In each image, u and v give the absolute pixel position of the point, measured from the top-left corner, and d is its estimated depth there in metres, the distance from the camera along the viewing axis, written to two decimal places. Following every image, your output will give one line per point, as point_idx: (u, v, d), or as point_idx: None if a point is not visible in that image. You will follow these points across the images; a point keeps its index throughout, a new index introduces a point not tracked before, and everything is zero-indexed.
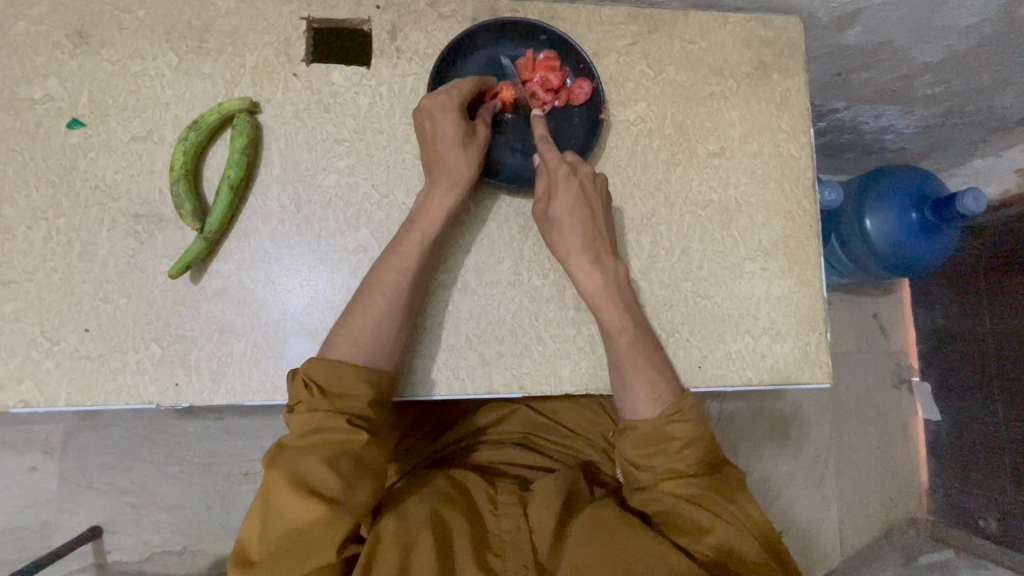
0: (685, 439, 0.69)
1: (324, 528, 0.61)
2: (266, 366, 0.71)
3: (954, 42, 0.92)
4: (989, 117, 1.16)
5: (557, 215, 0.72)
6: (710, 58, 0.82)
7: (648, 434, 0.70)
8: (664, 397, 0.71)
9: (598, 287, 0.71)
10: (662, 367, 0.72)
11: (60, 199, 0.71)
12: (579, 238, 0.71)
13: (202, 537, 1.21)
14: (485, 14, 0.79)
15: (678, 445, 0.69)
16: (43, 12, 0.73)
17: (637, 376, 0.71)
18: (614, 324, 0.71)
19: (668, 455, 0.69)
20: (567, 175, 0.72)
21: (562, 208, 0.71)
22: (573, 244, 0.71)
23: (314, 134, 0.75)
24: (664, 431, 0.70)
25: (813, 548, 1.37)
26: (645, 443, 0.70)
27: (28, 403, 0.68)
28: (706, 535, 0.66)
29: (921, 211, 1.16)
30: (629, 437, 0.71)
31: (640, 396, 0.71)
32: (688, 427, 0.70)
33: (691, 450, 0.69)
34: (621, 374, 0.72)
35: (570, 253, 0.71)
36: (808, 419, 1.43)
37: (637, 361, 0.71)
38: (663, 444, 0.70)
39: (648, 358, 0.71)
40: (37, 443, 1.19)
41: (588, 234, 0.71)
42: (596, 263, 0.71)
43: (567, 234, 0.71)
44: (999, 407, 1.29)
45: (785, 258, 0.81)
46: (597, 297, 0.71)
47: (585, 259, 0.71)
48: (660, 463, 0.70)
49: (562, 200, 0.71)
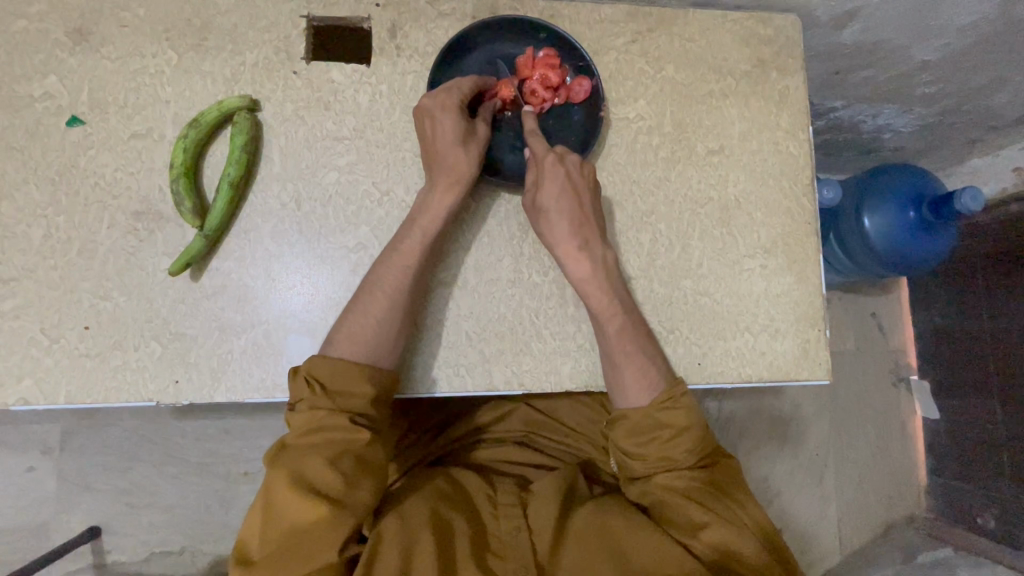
0: (678, 426, 0.69)
1: (324, 527, 0.61)
2: (266, 364, 0.71)
3: (950, 42, 0.92)
4: (986, 116, 1.17)
5: (545, 203, 0.71)
6: (709, 55, 0.83)
7: (639, 422, 0.70)
8: (655, 383, 0.71)
9: (586, 274, 0.71)
10: (653, 354, 0.72)
11: (60, 197, 0.71)
12: (566, 224, 0.71)
13: (202, 537, 1.20)
14: (485, 11, 0.79)
15: (669, 433, 0.69)
16: (42, 9, 0.73)
17: (627, 362, 0.70)
18: (604, 310, 0.71)
19: (661, 442, 0.69)
20: (553, 163, 0.72)
21: (550, 195, 0.71)
22: (560, 231, 0.71)
23: (314, 131, 0.75)
24: (657, 418, 0.70)
25: (812, 546, 1.38)
26: (637, 432, 0.70)
27: (28, 400, 0.68)
28: (703, 532, 0.66)
29: (919, 209, 1.16)
30: (622, 425, 0.71)
31: (631, 383, 0.71)
32: (679, 413, 0.70)
33: (683, 436, 0.70)
34: (612, 361, 0.71)
35: (557, 241, 0.71)
36: (806, 417, 1.43)
37: (627, 348, 0.71)
38: (655, 431, 0.70)
39: (638, 344, 0.71)
40: (35, 443, 1.19)
41: (575, 220, 0.71)
42: (584, 249, 0.71)
43: (555, 222, 0.71)
44: (999, 405, 1.29)
45: (784, 256, 0.81)
46: (584, 283, 0.71)
47: (572, 244, 0.71)
48: (653, 452, 0.70)
49: (549, 189, 0.71)
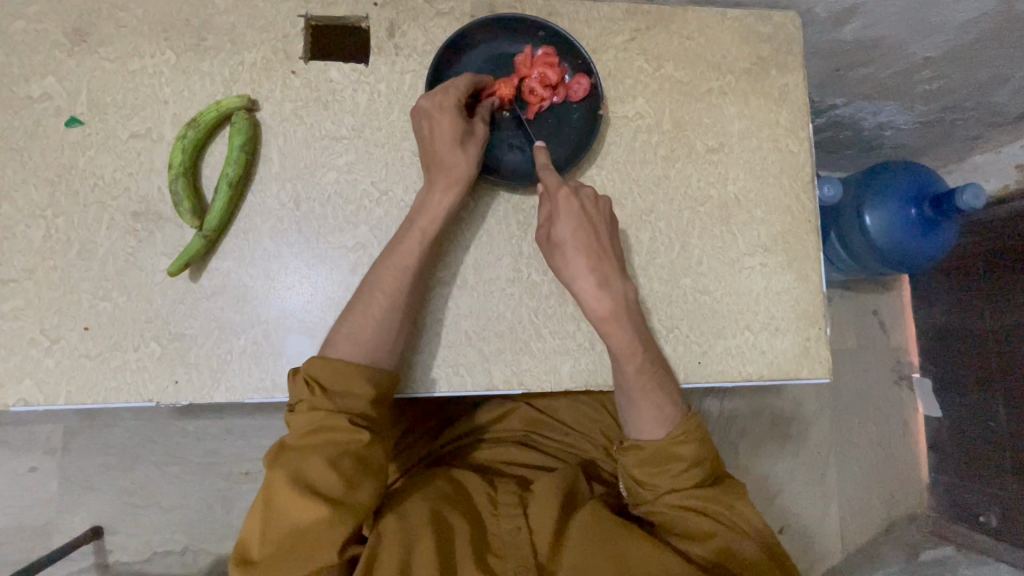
0: (690, 460, 0.70)
1: (326, 527, 0.61)
2: (266, 363, 0.71)
3: (951, 38, 0.92)
4: (988, 113, 1.17)
5: (561, 238, 0.71)
6: (708, 53, 0.82)
7: (654, 455, 0.70)
8: (671, 417, 0.71)
9: (608, 312, 0.69)
10: (669, 388, 0.72)
11: (59, 197, 0.71)
12: (582, 259, 0.70)
13: (203, 537, 1.21)
14: (483, 10, 0.79)
15: (682, 465, 0.70)
16: (40, 10, 0.73)
17: (644, 399, 0.71)
18: (624, 349, 0.70)
19: (672, 474, 0.70)
20: (566, 197, 0.71)
21: (565, 229, 0.70)
22: (578, 267, 0.70)
23: (313, 131, 0.75)
24: (670, 451, 0.70)
25: (814, 545, 1.37)
26: (649, 463, 0.71)
27: (28, 401, 0.68)
28: (709, 539, 0.67)
29: (920, 207, 1.16)
30: (634, 456, 0.72)
31: (648, 418, 0.71)
32: (692, 447, 0.70)
33: (695, 470, 0.70)
34: (628, 396, 0.72)
35: (575, 277, 0.70)
36: (808, 416, 1.43)
37: (644, 386, 0.71)
38: (664, 465, 0.70)
39: (656, 380, 0.71)
40: (36, 444, 1.19)
41: (592, 255, 0.70)
42: (603, 287, 0.69)
43: (571, 257, 0.70)
44: (1001, 404, 1.29)
45: (784, 253, 0.81)
46: (605, 321, 0.69)
47: (590, 282, 0.69)
48: (664, 482, 0.70)
49: (564, 223, 0.71)
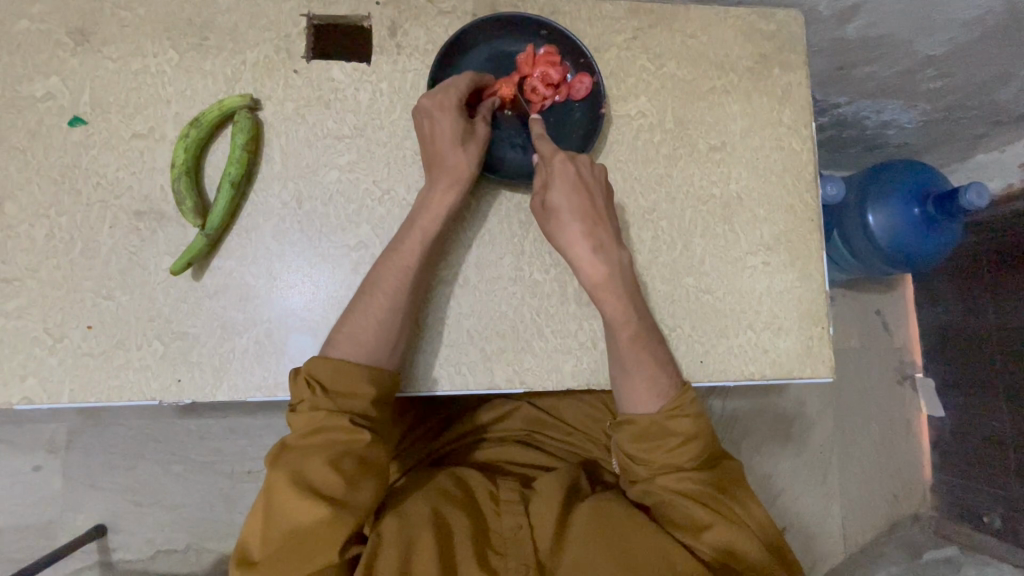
0: (686, 435, 0.70)
1: (324, 528, 0.60)
2: (268, 362, 0.71)
3: (956, 36, 0.91)
4: (992, 112, 1.16)
5: (556, 204, 0.70)
6: (711, 52, 0.82)
7: (648, 427, 0.70)
8: (664, 390, 0.71)
9: (602, 278, 0.70)
10: (663, 359, 0.72)
11: (62, 197, 0.71)
12: (577, 224, 0.70)
13: (206, 535, 1.21)
14: (485, 8, 0.79)
15: (677, 441, 0.70)
16: (43, 10, 0.73)
17: (638, 368, 0.71)
18: (617, 317, 0.70)
19: (666, 450, 0.70)
20: (562, 162, 0.71)
21: (560, 196, 0.70)
22: (573, 233, 0.70)
23: (315, 130, 0.75)
24: (665, 426, 0.70)
25: (815, 546, 1.37)
26: (644, 438, 0.71)
27: (32, 400, 0.68)
28: (707, 533, 0.66)
29: (923, 205, 1.15)
30: (627, 430, 0.72)
31: (642, 389, 0.71)
32: (687, 420, 0.70)
33: (691, 445, 0.70)
34: (623, 368, 0.72)
35: (571, 243, 0.70)
36: (810, 415, 1.43)
37: (638, 356, 0.71)
38: (662, 439, 0.70)
39: (650, 350, 0.71)
40: (40, 442, 1.20)
41: (587, 221, 0.70)
42: (598, 250, 0.70)
43: (567, 222, 0.70)
44: (1004, 404, 1.28)
45: (787, 252, 0.81)
46: (598, 287, 0.70)
47: (586, 247, 0.70)
48: (659, 457, 0.70)
49: (559, 190, 0.70)
